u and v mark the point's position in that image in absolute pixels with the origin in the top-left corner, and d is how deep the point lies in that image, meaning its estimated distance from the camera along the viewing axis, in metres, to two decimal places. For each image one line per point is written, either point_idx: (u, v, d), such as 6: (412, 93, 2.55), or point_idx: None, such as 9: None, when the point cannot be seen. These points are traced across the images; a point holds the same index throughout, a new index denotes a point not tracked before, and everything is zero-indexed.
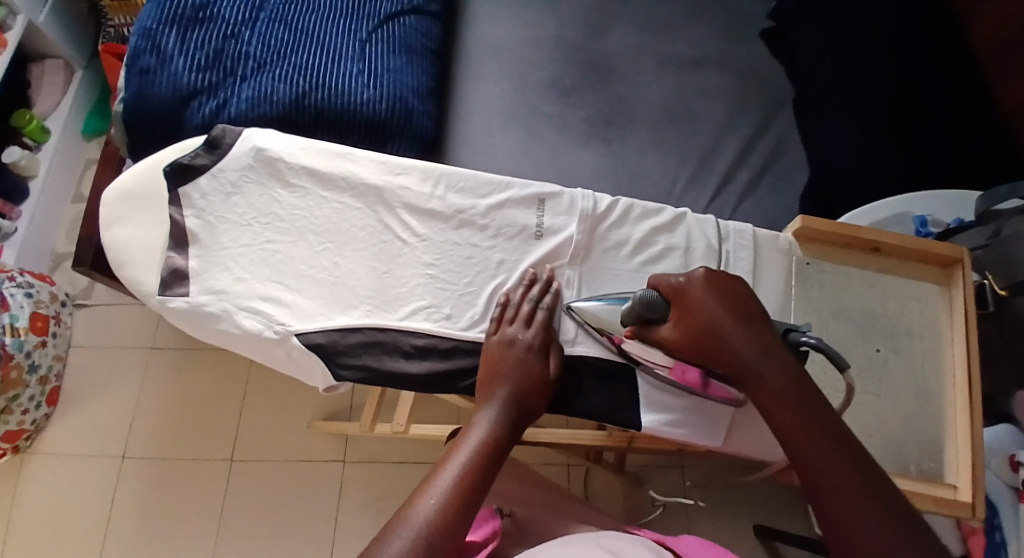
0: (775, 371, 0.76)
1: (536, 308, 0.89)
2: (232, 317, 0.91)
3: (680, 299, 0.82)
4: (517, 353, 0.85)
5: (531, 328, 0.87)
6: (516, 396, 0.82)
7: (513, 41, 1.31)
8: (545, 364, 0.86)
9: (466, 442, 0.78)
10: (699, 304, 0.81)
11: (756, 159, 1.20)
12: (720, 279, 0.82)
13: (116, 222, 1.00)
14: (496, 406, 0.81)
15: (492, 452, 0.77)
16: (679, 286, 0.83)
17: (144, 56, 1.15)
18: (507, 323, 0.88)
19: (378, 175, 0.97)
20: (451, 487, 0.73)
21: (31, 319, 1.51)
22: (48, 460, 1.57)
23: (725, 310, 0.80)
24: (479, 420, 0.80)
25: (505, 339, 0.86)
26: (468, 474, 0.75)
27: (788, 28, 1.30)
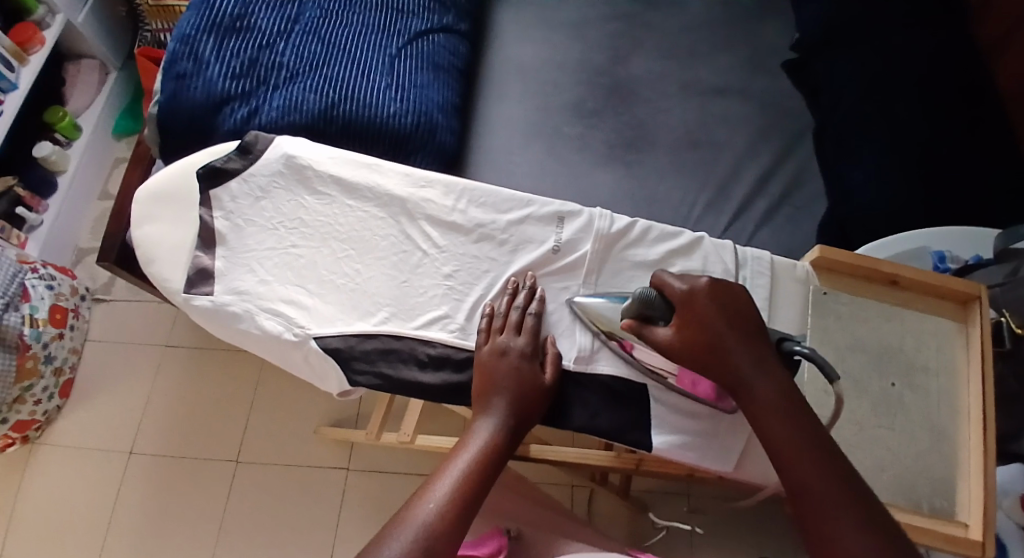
0: (766, 386, 0.78)
1: (524, 315, 0.90)
2: (253, 317, 0.93)
3: (682, 305, 0.83)
4: (509, 362, 0.87)
5: (521, 336, 0.89)
6: (513, 405, 0.84)
7: (539, 62, 1.34)
8: (537, 369, 0.87)
9: (463, 452, 0.80)
10: (703, 313, 0.82)
11: (774, 189, 1.21)
12: (726, 291, 0.83)
13: (146, 220, 1.02)
14: (494, 415, 0.83)
15: (487, 462, 0.79)
16: (681, 294, 0.83)
17: (181, 61, 1.19)
18: (495, 334, 0.89)
19: (401, 186, 0.99)
20: (448, 496, 0.75)
21: (50, 311, 1.54)
22: (56, 452, 1.58)
23: (727, 321, 0.81)
24: (478, 428, 0.82)
25: (498, 350, 0.87)
26: (465, 484, 0.77)
27: (810, 60, 1.30)
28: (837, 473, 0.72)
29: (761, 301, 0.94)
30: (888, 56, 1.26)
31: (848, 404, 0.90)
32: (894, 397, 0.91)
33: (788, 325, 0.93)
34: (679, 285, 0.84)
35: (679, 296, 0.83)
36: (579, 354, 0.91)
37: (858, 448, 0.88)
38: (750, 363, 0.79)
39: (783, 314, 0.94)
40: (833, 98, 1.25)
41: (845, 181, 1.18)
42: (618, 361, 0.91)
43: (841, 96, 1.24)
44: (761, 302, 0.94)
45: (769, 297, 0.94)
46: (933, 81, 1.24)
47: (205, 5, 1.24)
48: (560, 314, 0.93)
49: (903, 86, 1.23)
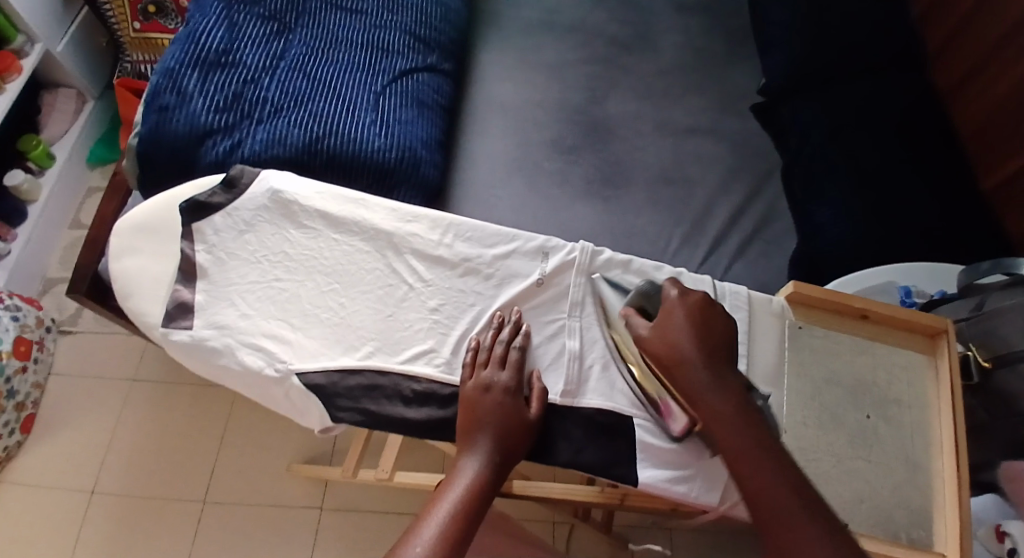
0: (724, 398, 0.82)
1: (508, 349, 0.91)
2: (233, 352, 0.92)
3: (668, 307, 0.88)
4: (494, 398, 0.87)
5: (506, 370, 0.89)
6: (499, 442, 0.84)
7: (519, 100, 1.36)
8: (522, 404, 0.88)
9: (447, 493, 0.79)
10: (677, 320, 0.87)
11: (747, 225, 1.24)
12: (707, 304, 0.88)
13: (126, 253, 1.02)
14: (479, 454, 0.83)
15: (472, 503, 0.79)
16: (668, 300, 0.89)
17: (164, 94, 1.19)
18: (480, 368, 0.89)
19: (388, 221, 1.00)
20: (434, 540, 0.74)
21: (15, 343, 1.50)
22: (15, 490, 1.53)
23: (699, 325, 0.86)
24: (463, 468, 0.82)
25: (482, 385, 0.87)
26: (450, 526, 0.76)
27: (778, 103, 1.35)
28: (790, 482, 0.77)
29: (741, 334, 0.96)
30: (855, 100, 1.31)
31: (824, 436, 0.92)
32: (869, 429, 0.93)
33: (767, 360, 0.96)
34: (672, 291, 0.89)
35: (669, 299, 0.89)
36: (564, 391, 0.91)
37: (837, 480, 0.90)
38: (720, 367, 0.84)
39: (761, 346, 0.96)
40: (802, 138, 1.29)
41: (815, 218, 1.21)
42: (604, 394, 0.92)
43: (810, 136, 1.28)
44: (739, 335, 0.96)
45: (748, 330, 0.97)
46: (896, 124, 1.29)
47: (190, 39, 1.24)
48: (543, 349, 0.94)
49: (868, 129, 1.28)
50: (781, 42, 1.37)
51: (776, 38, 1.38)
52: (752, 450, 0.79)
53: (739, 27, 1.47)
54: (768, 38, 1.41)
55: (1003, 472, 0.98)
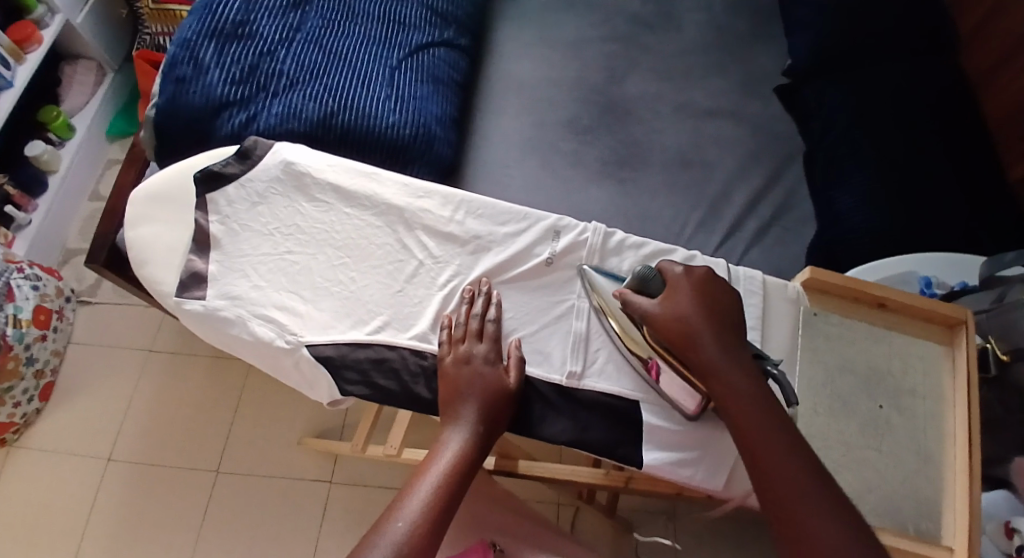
0: (737, 372, 0.81)
1: (483, 323, 0.91)
2: (245, 323, 0.93)
3: (672, 282, 0.87)
4: (474, 368, 0.87)
5: (484, 342, 0.89)
6: (483, 417, 0.84)
7: (535, 79, 1.35)
8: (502, 372, 0.88)
9: (431, 469, 0.80)
10: (683, 291, 0.86)
11: (765, 210, 1.22)
12: (712, 283, 0.87)
13: (141, 222, 1.02)
14: (462, 429, 0.83)
15: (455, 479, 0.79)
16: (675, 274, 0.88)
17: (181, 65, 1.19)
18: (458, 342, 0.89)
19: (400, 197, 1.00)
20: (419, 514, 0.75)
21: (34, 312, 1.52)
22: (34, 455, 1.56)
23: (706, 303, 0.85)
24: (446, 440, 0.82)
25: (461, 358, 0.87)
26: (435, 501, 0.77)
27: (801, 87, 1.32)
28: (801, 459, 0.75)
29: (755, 320, 0.95)
30: (878, 84, 1.28)
31: (836, 425, 0.91)
32: (883, 419, 0.91)
33: (779, 348, 0.94)
34: (677, 268, 0.89)
35: (672, 274, 0.88)
36: (572, 368, 0.91)
37: (846, 469, 0.89)
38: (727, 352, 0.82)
39: (775, 333, 0.95)
40: (823, 122, 1.26)
41: (833, 204, 1.19)
42: (608, 377, 0.91)
43: (831, 121, 1.26)
44: (754, 320, 0.95)
45: (762, 316, 0.95)
46: (920, 110, 1.26)
47: (207, 11, 1.24)
48: (550, 329, 0.93)
49: (891, 114, 1.25)
50: (805, 24, 1.34)
51: (801, 20, 1.35)
52: (769, 429, 0.77)
53: (763, 8, 1.44)
54: (791, 21, 1.38)
55: (1017, 466, 0.96)
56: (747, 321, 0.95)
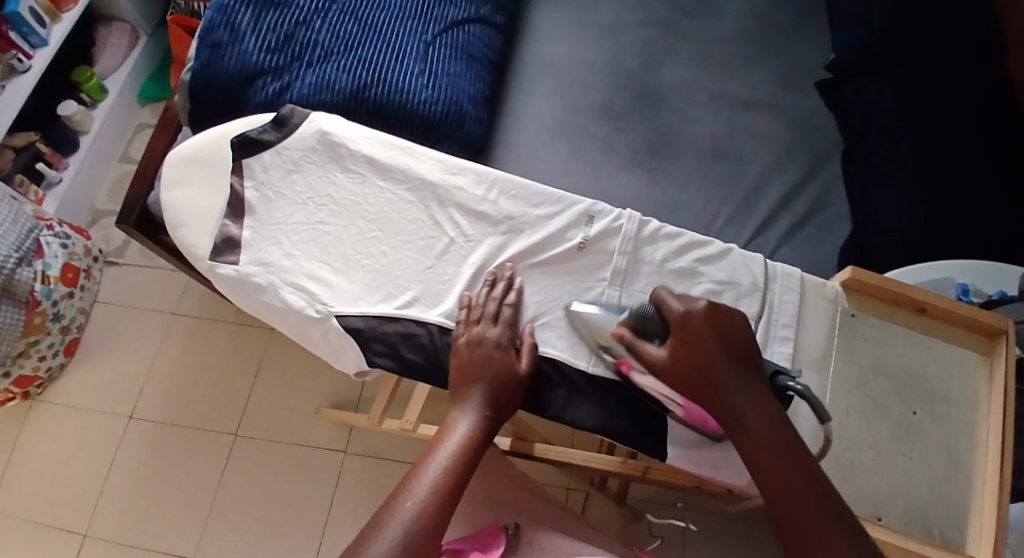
0: (759, 417, 0.76)
1: (501, 306, 0.90)
2: (277, 291, 0.94)
3: (677, 325, 0.81)
4: (486, 352, 0.86)
5: (498, 325, 0.89)
6: (494, 401, 0.84)
7: (571, 62, 1.33)
8: (514, 358, 0.87)
9: (441, 450, 0.79)
10: (697, 335, 0.80)
11: (799, 206, 1.20)
12: (721, 316, 0.81)
13: (176, 185, 1.03)
14: (472, 412, 0.83)
15: (466, 459, 0.79)
16: (679, 315, 0.82)
17: (218, 31, 1.20)
18: (473, 325, 0.89)
19: (434, 172, 0.99)
20: (430, 492, 0.75)
21: (63, 269, 1.54)
22: (58, 408, 1.60)
23: (722, 343, 0.80)
24: (456, 422, 0.82)
25: (473, 342, 0.87)
26: (446, 477, 0.77)
27: (843, 81, 1.29)
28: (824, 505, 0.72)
29: (789, 317, 0.93)
30: (924, 82, 1.24)
31: (866, 427, 0.90)
32: (915, 425, 0.90)
33: (813, 347, 0.93)
34: (676, 305, 0.83)
35: (675, 316, 0.82)
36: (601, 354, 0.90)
37: (873, 473, 0.88)
38: (746, 390, 0.78)
39: (811, 330, 0.94)
40: (863, 119, 1.24)
41: (870, 203, 1.17)
42: None
43: (872, 118, 1.23)
44: (788, 317, 0.93)
45: (798, 314, 0.94)
46: (967, 110, 1.23)
47: None
48: (578, 315, 0.93)
49: (935, 113, 1.22)
50: (850, 18, 1.31)
51: (847, 13, 1.32)
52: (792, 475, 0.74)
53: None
54: (838, 12, 1.34)
55: None
56: (782, 318, 0.93)
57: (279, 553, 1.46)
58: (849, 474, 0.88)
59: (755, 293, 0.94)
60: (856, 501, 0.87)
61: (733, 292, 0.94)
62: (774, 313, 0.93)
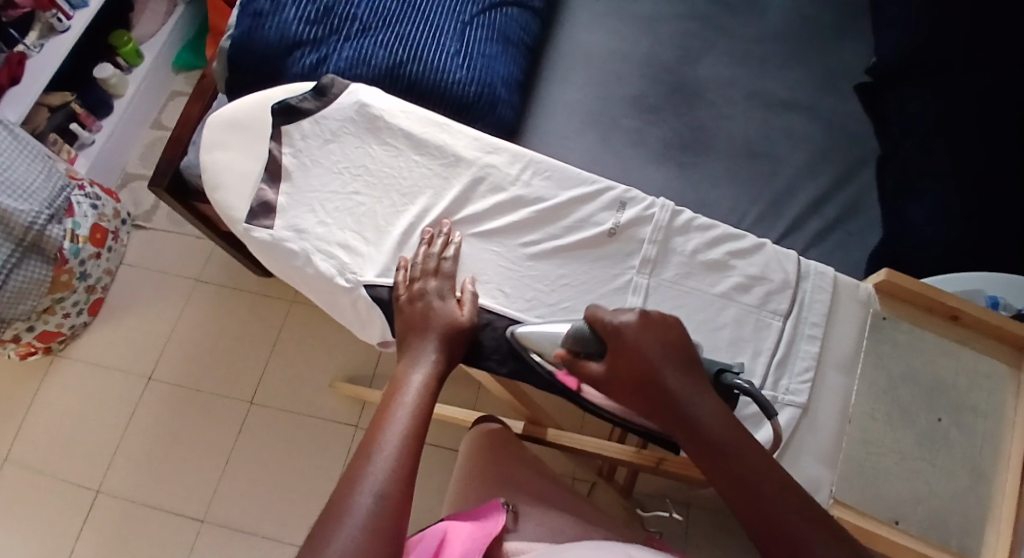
0: (712, 419, 0.78)
1: (440, 261, 0.94)
2: (309, 257, 0.96)
3: (614, 340, 0.83)
4: (428, 304, 0.90)
5: (439, 279, 0.92)
6: (441, 351, 0.87)
7: (605, 51, 1.33)
8: (455, 308, 0.91)
9: (399, 403, 0.80)
10: (636, 344, 0.81)
11: (829, 210, 1.20)
12: (656, 321, 0.83)
13: (216, 147, 1.04)
14: (423, 364, 0.85)
15: (424, 408, 0.80)
16: (612, 326, 0.83)
17: (260, 0, 1.21)
18: (415, 280, 0.92)
19: (469, 150, 1.01)
20: (401, 442, 0.75)
21: (92, 230, 1.56)
22: (78, 364, 1.63)
23: (660, 349, 0.81)
24: (409, 377, 0.83)
25: (414, 297, 0.91)
26: (412, 425, 0.78)
27: (883, 86, 1.27)
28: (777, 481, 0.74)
29: (820, 316, 0.94)
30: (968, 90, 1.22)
31: (891, 433, 0.90)
32: (941, 433, 0.90)
33: (841, 348, 0.94)
34: (611, 319, 0.84)
35: (610, 329, 0.83)
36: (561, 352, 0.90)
37: (896, 479, 0.88)
38: (687, 392, 0.80)
39: (840, 332, 0.94)
40: (901, 126, 1.22)
41: (904, 211, 1.16)
42: None
43: (909, 124, 1.22)
44: (818, 316, 0.94)
45: (827, 314, 0.95)
46: (1009, 122, 1.21)
47: None
48: (605, 301, 0.95)
49: (974, 123, 1.20)
50: (892, 24, 1.29)
51: (889, 19, 1.30)
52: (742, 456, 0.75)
53: None
54: (880, 15, 1.32)
55: None
56: (811, 317, 0.94)
57: (288, 522, 1.48)
58: (869, 477, 0.88)
59: (787, 289, 0.95)
60: (876, 504, 0.87)
61: (765, 287, 0.95)
62: (805, 311, 0.95)
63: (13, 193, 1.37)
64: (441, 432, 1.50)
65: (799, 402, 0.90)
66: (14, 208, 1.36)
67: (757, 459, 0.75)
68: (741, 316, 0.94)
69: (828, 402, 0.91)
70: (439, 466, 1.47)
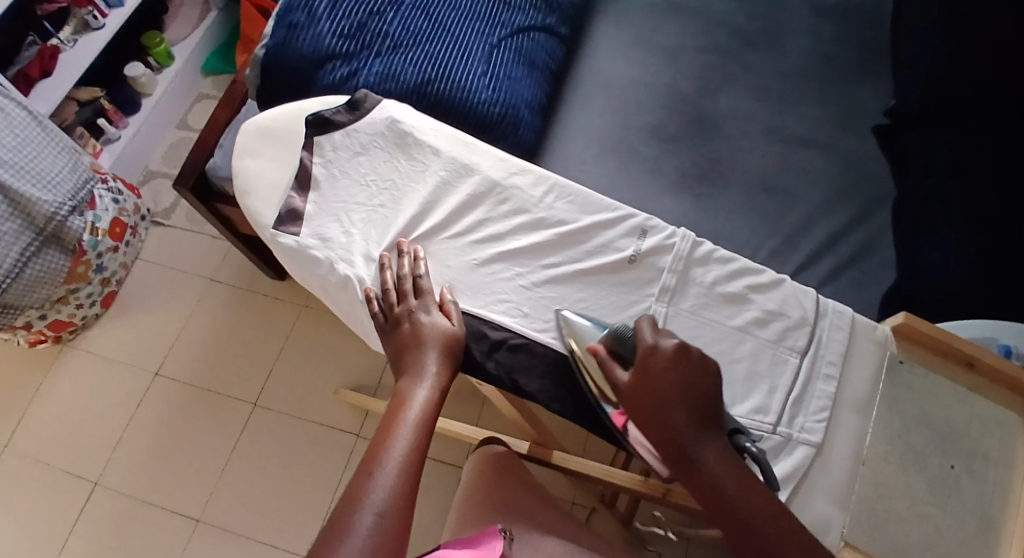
0: (719, 464, 0.80)
1: (416, 279, 0.95)
2: (332, 265, 0.97)
3: (645, 360, 0.85)
4: (415, 322, 0.91)
5: (417, 298, 0.93)
6: (441, 365, 0.88)
7: (629, 79, 1.35)
8: (443, 319, 0.92)
9: (403, 419, 0.82)
10: (661, 379, 0.83)
11: (845, 249, 1.20)
12: (686, 358, 0.84)
13: (248, 153, 1.06)
14: (426, 380, 0.87)
15: (427, 424, 0.82)
16: (648, 346, 0.86)
17: (296, 12, 1.23)
18: (393, 306, 0.93)
19: (495, 170, 1.02)
20: (403, 459, 0.77)
21: (111, 223, 1.58)
22: (87, 356, 1.64)
23: (683, 390, 0.83)
24: (413, 393, 0.85)
25: (399, 319, 0.92)
26: (415, 441, 0.79)
27: (902, 129, 1.28)
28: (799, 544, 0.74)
29: (836, 356, 0.95)
30: (988, 138, 1.22)
31: (903, 476, 0.90)
32: (952, 479, 0.90)
33: (857, 389, 0.94)
34: (648, 337, 0.87)
35: (644, 350, 0.86)
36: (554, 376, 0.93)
37: (904, 522, 0.88)
38: (699, 435, 0.81)
39: (855, 373, 0.95)
40: (921, 169, 1.23)
41: (920, 255, 1.17)
42: None
43: (929, 169, 1.22)
44: (835, 356, 0.95)
45: (844, 353, 0.96)
46: None
47: None
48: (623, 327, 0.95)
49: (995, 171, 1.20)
50: (913, 69, 1.31)
51: (911, 64, 1.31)
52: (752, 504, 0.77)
53: (878, 39, 1.39)
54: (902, 60, 1.34)
55: None
56: (828, 356, 0.95)
57: (284, 527, 1.48)
58: (878, 520, 0.88)
59: (804, 327, 0.96)
60: (885, 546, 0.87)
61: (782, 324, 0.96)
62: (822, 350, 0.95)
63: (37, 183, 1.38)
64: (443, 446, 1.50)
65: (813, 441, 0.91)
66: (37, 198, 1.37)
67: (758, 503, 0.77)
68: (758, 351, 0.95)
69: (841, 443, 0.92)
70: (439, 481, 1.47)
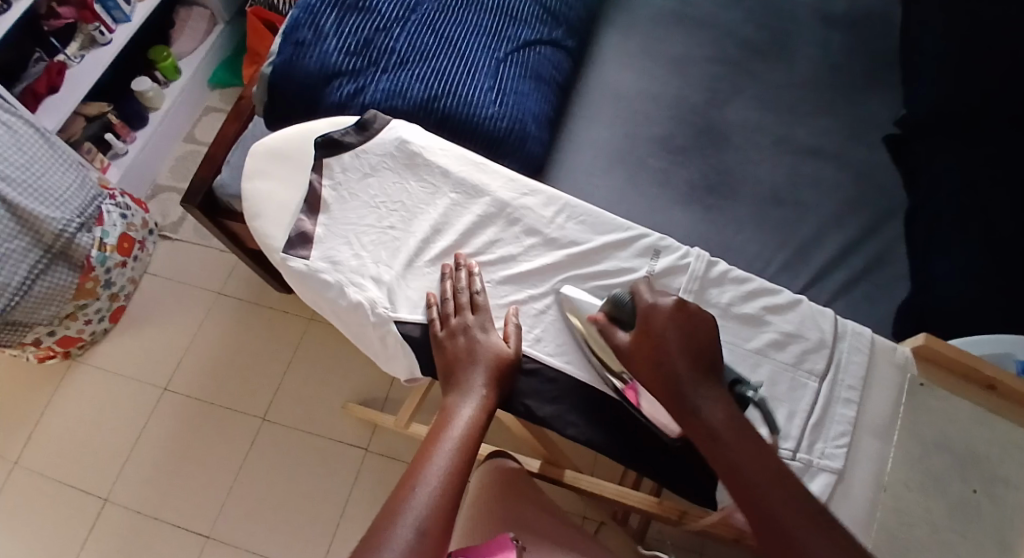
0: (721, 419, 0.80)
1: (473, 296, 0.95)
2: (342, 289, 0.96)
3: (645, 320, 0.87)
4: (469, 341, 0.91)
5: (476, 313, 0.93)
6: (489, 384, 0.88)
7: (637, 91, 1.34)
8: (504, 342, 0.92)
9: (446, 436, 0.82)
10: (663, 331, 0.85)
11: (857, 263, 1.19)
12: (687, 311, 0.86)
13: (258, 176, 1.06)
14: (472, 399, 0.86)
15: (471, 442, 0.82)
16: (648, 306, 0.88)
17: (302, 30, 1.22)
18: (450, 317, 0.93)
19: (504, 190, 1.02)
20: (443, 474, 0.77)
21: (120, 238, 1.57)
22: (95, 371, 1.64)
23: (685, 345, 0.84)
24: (458, 411, 0.85)
25: (455, 332, 0.92)
26: (456, 458, 0.80)
27: (915, 140, 1.26)
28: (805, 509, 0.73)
29: (855, 379, 0.94)
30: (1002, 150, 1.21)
31: (922, 501, 0.88)
32: (973, 505, 0.88)
33: (876, 414, 0.93)
34: (648, 298, 0.89)
35: (641, 312, 0.88)
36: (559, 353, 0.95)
37: (924, 547, 0.86)
38: (702, 390, 0.82)
39: (874, 397, 0.94)
40: (932, 181, 1.21)
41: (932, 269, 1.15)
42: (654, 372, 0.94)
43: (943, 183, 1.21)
44: (854, 379, 0.94)
45: (863, 377, 0.95)
46: None
47: None
48: None
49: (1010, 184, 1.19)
50: (923, 78, 1.29)
51: (922, 73, 1.30)
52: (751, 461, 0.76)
53: (887, 47, 1.38)
54: (913, 69, 1.32)
55: None
56: (847, 380, 0.94)
57: (293, 543, 1.47)
58: (898, 545, 0.86)
59: (822, 349, 0.95)
60: None
61: (799, 345, 0.95)
62: (841, 373, 0.94)
63: (43, 200, 1.38)
64: None
65: (834, 467, 0.90)
66: (43, 215, 1.37)
67: (760, 464, 0.76)
68: (776, 374, 0.94)
69: (861, 468, 0.91)
70: None
